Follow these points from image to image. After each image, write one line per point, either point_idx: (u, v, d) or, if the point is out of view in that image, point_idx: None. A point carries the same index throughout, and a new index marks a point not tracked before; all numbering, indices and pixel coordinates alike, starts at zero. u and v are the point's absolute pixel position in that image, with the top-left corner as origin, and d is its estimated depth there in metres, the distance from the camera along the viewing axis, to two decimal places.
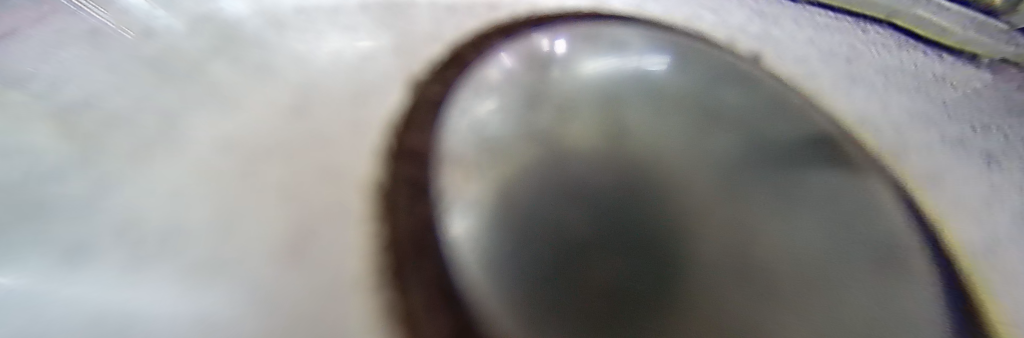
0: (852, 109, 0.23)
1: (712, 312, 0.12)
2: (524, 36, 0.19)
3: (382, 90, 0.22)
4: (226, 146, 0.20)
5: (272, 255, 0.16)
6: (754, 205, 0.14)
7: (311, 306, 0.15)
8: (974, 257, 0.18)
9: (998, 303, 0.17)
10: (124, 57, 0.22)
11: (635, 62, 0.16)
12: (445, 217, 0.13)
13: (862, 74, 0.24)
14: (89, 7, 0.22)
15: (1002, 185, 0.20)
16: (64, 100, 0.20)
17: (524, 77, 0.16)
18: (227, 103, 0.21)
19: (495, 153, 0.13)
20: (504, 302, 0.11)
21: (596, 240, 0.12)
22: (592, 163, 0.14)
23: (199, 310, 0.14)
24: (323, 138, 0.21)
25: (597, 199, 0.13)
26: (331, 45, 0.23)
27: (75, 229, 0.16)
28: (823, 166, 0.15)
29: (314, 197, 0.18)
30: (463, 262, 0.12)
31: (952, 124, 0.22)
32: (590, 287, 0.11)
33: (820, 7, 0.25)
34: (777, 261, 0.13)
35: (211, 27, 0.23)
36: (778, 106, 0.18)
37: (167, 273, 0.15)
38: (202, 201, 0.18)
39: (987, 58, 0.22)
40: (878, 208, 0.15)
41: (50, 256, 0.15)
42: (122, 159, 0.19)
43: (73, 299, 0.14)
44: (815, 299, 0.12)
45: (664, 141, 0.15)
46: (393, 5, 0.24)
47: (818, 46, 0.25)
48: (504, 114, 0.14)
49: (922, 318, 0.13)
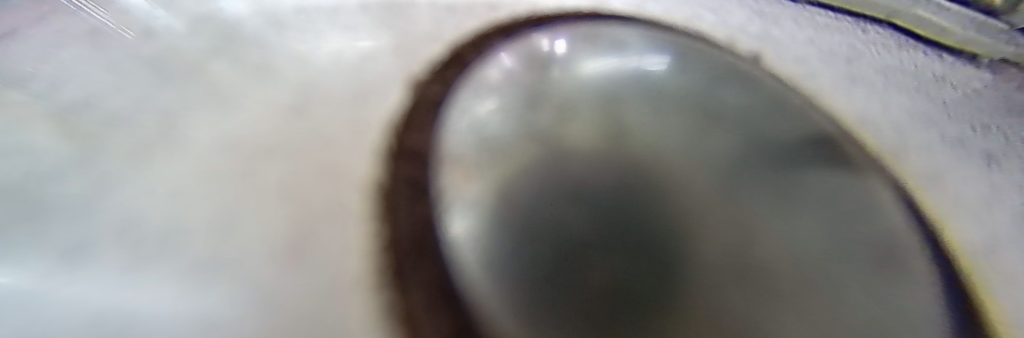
0: (852, 109, 0.23)
1: (712, 313, 0.12)
2: (524, 36, 0.19)
3: (382, 90, 0.22)
4: (226, 146, 0.20)
5: (271, 255, 0.16)
6: (754, 205, 0.14)
7: (311, 306, 0.15)
8: (974, 257, 0.18)
9: (998, 303, 0.17)
10: (123, 57, 0.21)
11: (635, 62, 0.16)
12: (445, 217, 0.13)
13: (862, 74, 0.24)
14: (89, 7, 0.22)
15: (1001, 185, 0.20)
16: (64, 100, 0.20)
17: (524, 77, 0.16)
18: (227, 103, 0.21)
19: (495, 153, 0.13)
20: (504, 302, 0.11)
21: (596, 240, 0.12)
22: (592, 164, 0.14)
23: (200, 311, 0.14)
24: (323, 138, 0.21)
25: (596, 200, 0.13)
26: (331, 45, 0.23)
27: (75, 229, 0.16)
28: (823, 166, 0.15)
29: (314, 197, 0.18)
30: (463, 262, 0.12)
31: (952, 124, 0.22)
32: (591, 287, 0.11)
33: (820, 7, 0.25)
34: (777, 261, 0.13)
35: (211, 27, 0.23)
36: (778, 106, 0.18)
37: (168, 273, 0.15)
38: (202, 202, 0.18)
39: (987, 58, 0.22)
40: (877, 208, 0.15)
41: (49, 256, 0.15)
42: (122, 159, 0.19)
43: (73, 300, 0.14)
44: (815, 299, 0.12)
45: (664, 141, 0.15)
46: (393, 5, 0.24)
47: (819, 45, 0.25)
48: (504, 113, 0.14)
49: (922, 318, 0.13)
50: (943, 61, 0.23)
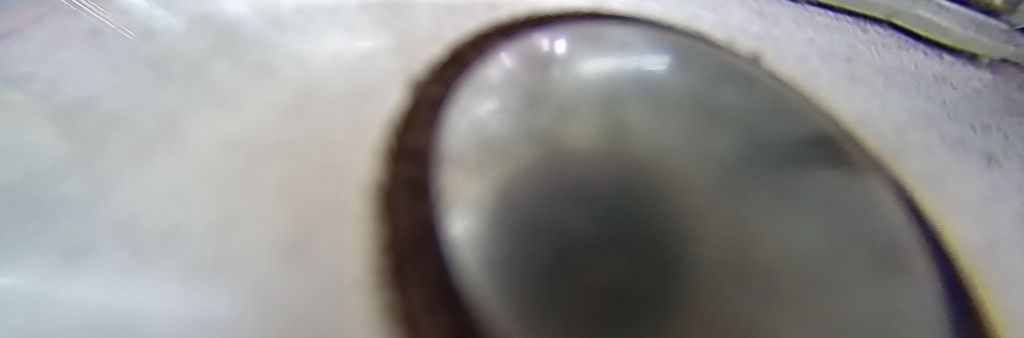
0: (853, 108, 0.22)
1: (711, 312, 0.12)
2: (524, 36, 0.19)
3: (382, 90, 0.22)
4: (227, 147, 0.19)
5: (270, 255, 0.16)
6: (752, 205, 0.14)
7: (311, 306, 0.15)
8: (974, 257, 0.18)
9: (999, 303, 0.17)
10: (123, 56, 0.22)
11: (635, 62, 0.16)
12: (445, 216, 0.13)
13: (862, 75, 0.24)
14: (89, 7, 0.22)
15: (1001, 186, 0.20)
16: (60, 101, 0.20)
17: (524, 76, 0.16)
18: (227, 103, 0.21)
19: (496, 154, 0.14)
20: (505, 301, 0.11)
21: (596, 241, 0.12)
22: (593, 165, 0.14)
23: (200, 310, 0.14)
24: (323, 137, 0.20)
25: (596, 199, 0.13)
26: (331, 45, 0.23)
27: (73, 229, 0.16)
28: (822, 167, 0.15)
29: (314, 197, 0.18)
30: (463, 261, 0.12)
31: (953, 124, 0.22)
32: (590, 286, 0.11)
33: (820, 7, 0.25)
34: (772, 260, 0.13)
35: (211, 27, 0.23)
36: (778, 107, 0.18)
37: (168, 273, 0.15)
38: (200, 201, 0.17)
39: (987, 58, 0.22)
40: (877, 209, 0.15)
41: (50, 256, 0.15)
42: (120, 160, 0.19)
43: (75, 299, 0.14)
44: (811, 297, 0.12)
45: (664, 141, 0.15)
46: (393, 5, 0.24)
47: (820, 45, 0.25)
48: (504, 113, 0.15)
49: (923, 318, 0.12)
50: (943, 61, 0.23)
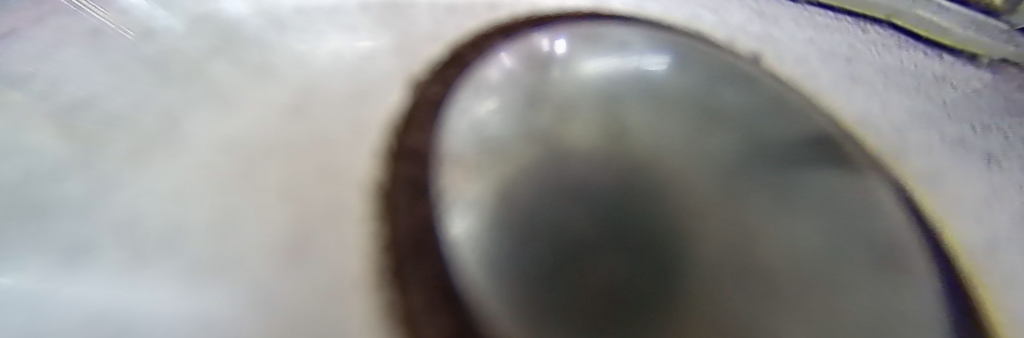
0: (853, 108, 0.22)
1: (710, 311, 0.12)
2: (524, 36, 0.19)
3: (382, 90, 0.22)
4: (226, 147, 0.19)
5: (270, 255, 0.16)
6: (752, 205, 0.14)
7: (311, 306, 0.15)
8: (974, 257, 0.18)
9: (999, 303, 0.17)
10: (122, 56, 0.22)
11: (635, 62, 0.16)
12: (445, 216, 0.13)
13: (862, 75, 0.24)
14: (89, 7, 0.22)
15: (1001, 186, 0.20)
16: (60, 101, 0.20)
17: (524, 76, 0.16)
18: (227, 103, 0.21)
19: (496, 154, 0.14)
20: (505, 301, 0.11)
21: (596, 241, 0.12)
22: (593, 165, 0.14)
23: (200, 310, 0.14)
24: (323, 137, 0.20)
25: (596, 199, 0.13)
26: (331, 46, 0.23)
27: (73, 229, 0.16)
28: (822, 167, 0.15)
29: (314, 197, 0.18)
30: (464, 261, 0.12)
31: (952, 124, 0.22)
32: (590, 286, 0.11)
33: (820, 7, 0.25)
34: (772, 260, 0.13)
35: (211, 27, 0.23)
36: (778, 106, 0.18)
37: (168, 273, 0.15)
38: (200, 201, 0.17)
39: (987, 58, 0.22)
40: (877, 209, 0.15)
41: (49, 255, 0.15)
42: (120, 160, 0.19)
43: (75, 299, 0.14)
44: (811, 297, 0.12)
45: (664, 140, 0.15)
46: (393, 5, 0.24)
47: (820, 45, 0.25)
48: (504, 113, 0.15)
49: (922, 318, 0.12)
50: (943, 61, 0.23)
